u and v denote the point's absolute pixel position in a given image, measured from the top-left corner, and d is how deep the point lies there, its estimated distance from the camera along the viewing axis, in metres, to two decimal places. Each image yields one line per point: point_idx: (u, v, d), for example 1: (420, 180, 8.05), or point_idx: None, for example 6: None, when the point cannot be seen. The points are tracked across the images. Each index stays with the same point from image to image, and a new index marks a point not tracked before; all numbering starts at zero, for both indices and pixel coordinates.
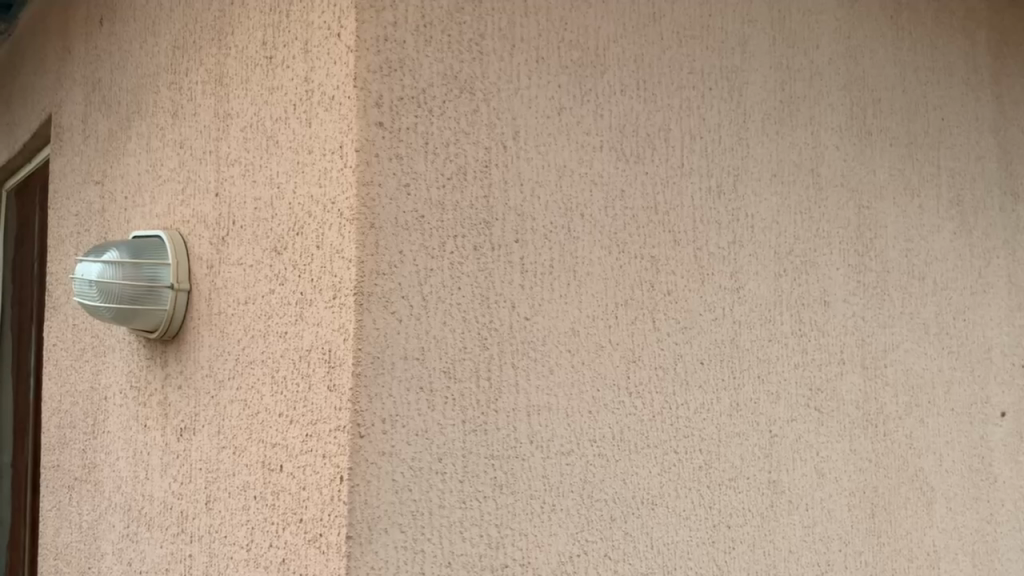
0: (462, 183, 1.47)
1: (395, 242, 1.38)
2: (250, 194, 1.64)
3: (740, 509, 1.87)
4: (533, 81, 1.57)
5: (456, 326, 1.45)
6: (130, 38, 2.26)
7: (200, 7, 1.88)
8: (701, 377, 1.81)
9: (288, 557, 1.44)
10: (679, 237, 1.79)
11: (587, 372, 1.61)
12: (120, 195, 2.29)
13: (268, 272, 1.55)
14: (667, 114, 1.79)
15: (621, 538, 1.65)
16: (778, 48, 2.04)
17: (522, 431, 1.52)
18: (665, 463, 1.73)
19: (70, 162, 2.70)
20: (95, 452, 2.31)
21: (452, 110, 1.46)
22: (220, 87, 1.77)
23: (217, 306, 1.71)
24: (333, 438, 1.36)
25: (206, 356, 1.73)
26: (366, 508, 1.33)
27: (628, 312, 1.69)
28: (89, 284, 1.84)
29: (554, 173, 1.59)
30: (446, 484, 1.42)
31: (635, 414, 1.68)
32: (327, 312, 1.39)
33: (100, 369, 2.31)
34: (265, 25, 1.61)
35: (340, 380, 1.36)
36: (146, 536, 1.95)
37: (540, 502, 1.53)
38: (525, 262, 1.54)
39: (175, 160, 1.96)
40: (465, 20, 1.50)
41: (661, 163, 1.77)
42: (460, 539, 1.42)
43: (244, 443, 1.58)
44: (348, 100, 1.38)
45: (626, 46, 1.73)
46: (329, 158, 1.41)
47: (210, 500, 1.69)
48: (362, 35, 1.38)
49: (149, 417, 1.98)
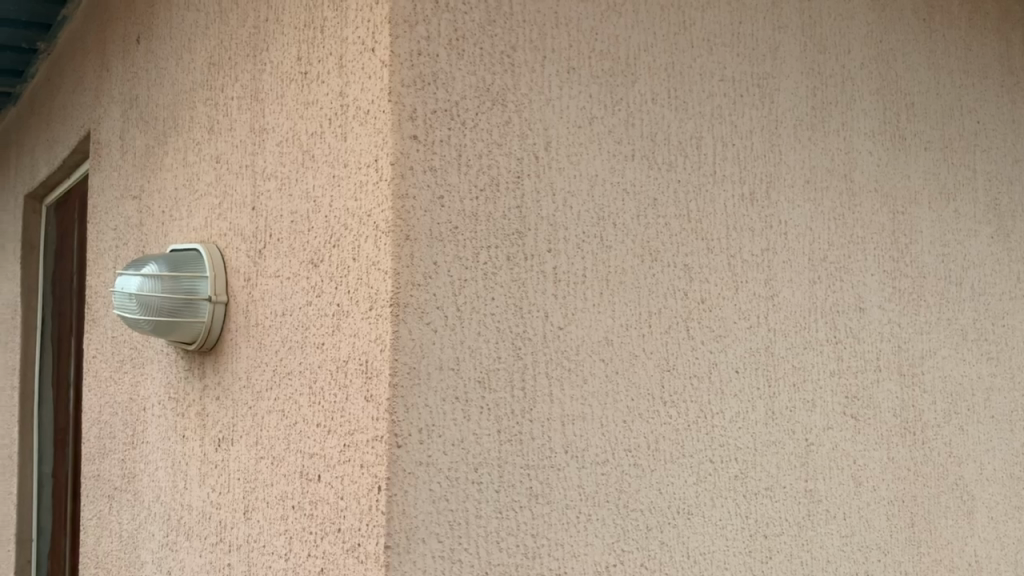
0: (495, 194, 1.48)
1: (430, 254, 1.39)
2: (286, 208, 1.66)
3: (778, 519, 1.86)
4: (564, 92, 1.58)
5: (490, 336, 1.45)
6: (166, 55, 2.31)
7: (235, 24, 1.91)
8: (736, 386, 1.80)
9: (327, 566, 1.45)
10: (712, 244, 1.79)
11: (621, 381, 1.61)
12: (157, 209, 2.33)
13: (305, 284, 1.57)
14: (699, 122, 1.79)
15: (657, 547, 1.65)
16: (810, 54, 2.03)
17: (557, 441, 1.52)
18: (700, 472, 1.72)
19: (108, 177, 2.76)
20: (134, 462, 2.34)
21: (485, 122, 1.47)
22: (256, 102, 1.80)
23: (254, 318, 1.74)
24: (371, 448, 1.37)
25: (244, 367, 1.76)
26: (403, 518, 1.34)
27: (662, 320, 1.69)
28: (128, 297, 1.87)
29: (586, 183, 1.59)
30: (483, 494, 1.42)
31: (670, 423, 1.68)
32: (364, 323, 1.40)
33: (139, 380, 2.35)
34: (300, 40, 1.64)
35: (377, 390, 1.37)
36: (186, 545, 1.98)
37: (576, 512, 1.53)
38: (558, 272, 1.54)
39: (211, 175, 2.00)
40: (497, 32, 1.51)
41: (693, 171, 1.77)
42: (497, 549, 1.43)
43: (282, 453, 1.60)
44: (383, 114, 1.39)
45: (657, 54, 1.73)
46: (364, 172, 1.43)
47: (249, 510, 1.71)
48: (396, 50, 1.39)
49: (187, 427, 2.01)
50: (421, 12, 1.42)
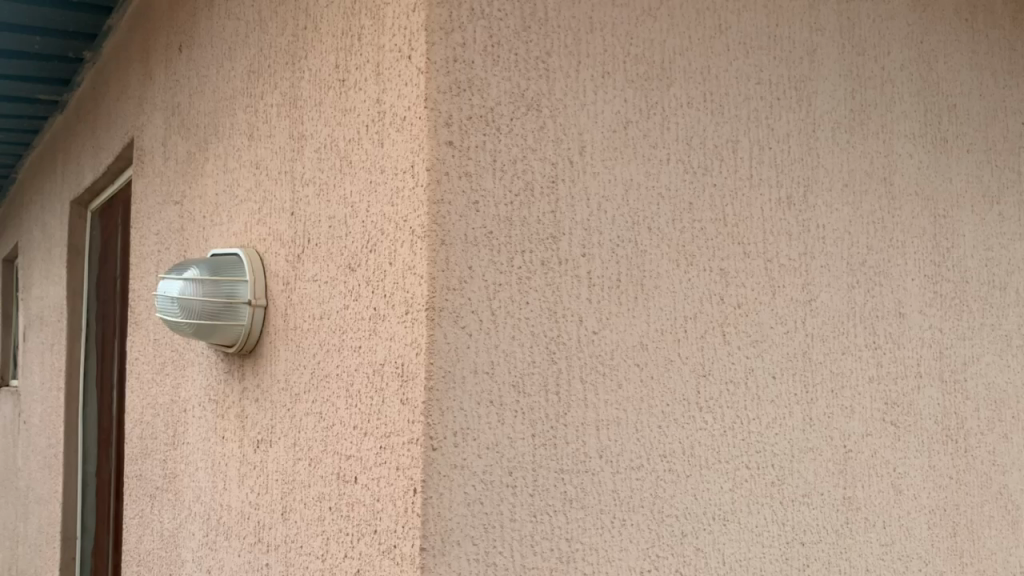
0: (530, 199, 1.48)
1: (465, 258, 1.40)
2: (325, 213, 1.68)
3: (815, 526, 1.84)
4: (599, 97, 1.58)
5: (525, 341, 1.46)
6: (207, 63, 2.35)
7: (274, 32, 1.94)
8: (773, 392, 1.79)
9: (363, 567, 1.47)
10: (749, 248, 1.77)
11: (656, 386, 1.61)
12: (199, 214, 2.37)
13: (342, 288, 1.60)
14: (735, 126, 1.78)
15: (693, 553, 1.64)
16: (848, 56, 2.00)
17: (592, 446, 1.52)
18: (737, 479, 1.71)
19: (151, 183, 2.82)
20: (175, 462, 2.39)
21: (520, 127, 1.48)
22: (295, 109, 1.83)
23: (293, 321, 1.76)
24: (406, 450, 1.38)
25: (283, 370, 1.79)
26: (439, 520, 1.35)
27: (697, 325, 1.68)
28: (170, 300, 1.92)
29: (621, 187, 1.59)
30: (517, 498, 1.43)
31: (706, 429, 1.67)
32: (400, 327, 1.42)
33: (181, 382, 2.39)
34: (338, 48, 1.66)
35: (413, 394, 1.38)
36: (225, 545, 2.01)
37: (611, 516, 1.53)
38: (593, 276, 1.55)
39: (251, 181, 2.03)
40: (533, 38, 1.51)
41: (729, 175, 1.76)
42: (531, 553, 1.43)
43: (320, 455, 1.62)
44: (419, 120, 1.41)
45: (692, 58, 1.72)
46: (401, 177, 1.45)
47: (287, 510, 1.73)
48: (432, 57, 1.40)
49: (227, 429, 2.05)
50: (457, 19, 1.43)
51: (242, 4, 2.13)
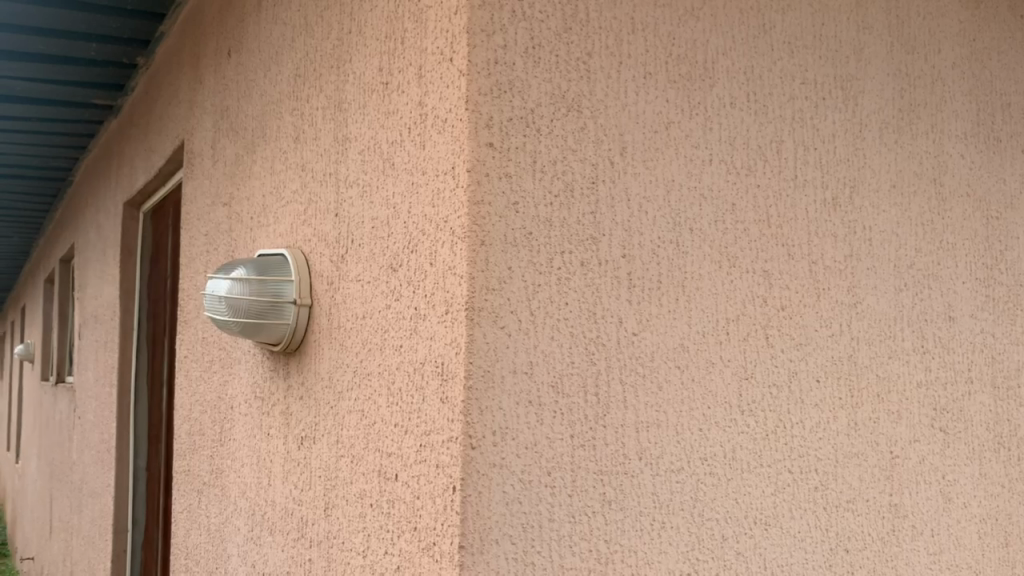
0: (570, 200, 1.49)
1: (504, 259, 1.41)
2: (368, 214, 1.71)
3: (860, 533, 1.81)
4: (641, 97, 1.58)
5: (563, 341, 1.46)
6: (255, 67, 2.40)
7: (320, 37, 1.98)
8: (817, 396, 1.77)
9: (403, 564, 1.48)
10: (792, 250, 1.76)
11: (697, 388, 1.60)
12: (246, 215, 2.42)
13: (385, 288, 1.61)
14: (780, 126, 1.76)
15: (734, 558, 1.62)
16: (896, 54, 1.97)
17: (631, 448, 1.52)
18: (779, 484, 1.69)
19: (200, 185, 2.88)
20: (222, 458, 2.44)
21: (560, 128, 1.49)
22: (339, 112, 1.86)
23: (336, 320, 1.79)
24: (446, 448, 1.39)
25: (327, 368, 1.81)
26: (478, 519, 1.35)
27: (740, 327, 1.67)
28: (218, 299, 1.97)
29: (662, 188, 1.59)
30: (556, 498, 1.43)
31: (748, 432, 1.66)
32: (440, 327, 1.43)
33: (228, 379, 2.44)
34: (382, 51, 1.68)
35: (452, 393, 1.39)
36: (269, 540, 2.04)
37: (650, 518, 1.52)
38: (633, 277, 1.54)
39: (297, 183, 2.07)
40: (574, 39, 1.51)
41: (774, 176, 1.74)
42: (570, 553, 1.43)
43: (361, 452, 1.65)
44: (460, 122, 1.41)
45: (736, 58, 1.71)
46: (442, 179, 1.46)
47: (329, 507, 1.76)
48: (474, 59, 1.41)
49: (272, 425, 2.08)
50: (498, 21, 1.43)
51: (289, 9, 2.17)
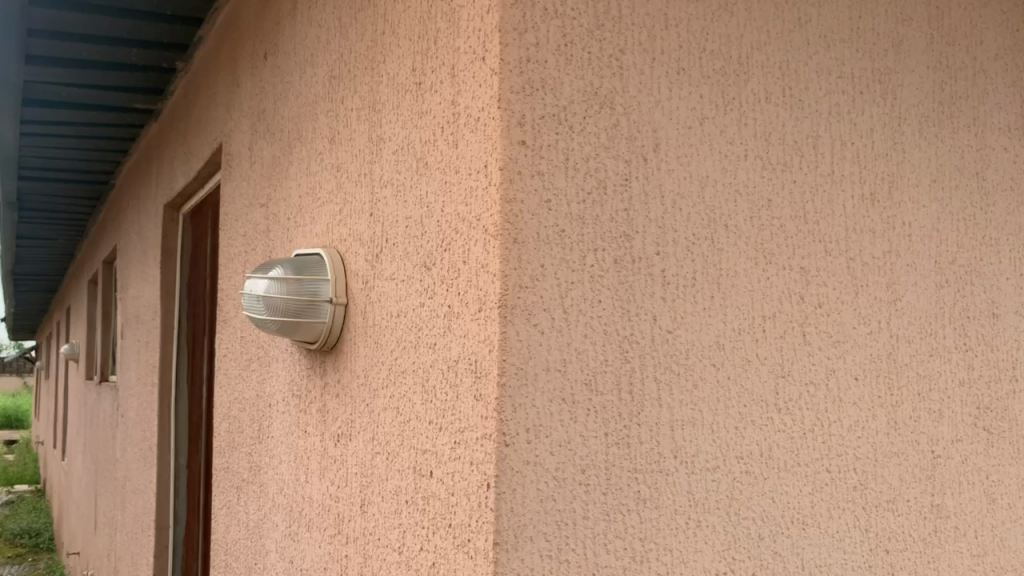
0: (603, 197, 1.48)
1: (537, 257, 1.41)
2: (402, 213, 1.72)
3: (901, 533, 1.79)
4: (673, 93, 1.57)
5: (597, 339, 1.46)
6: (291, 70, 2.43)
7: (355, 38, 1.99)
8: (856, 394, 1.75)
9: (438, 560, 1.49)
10: (829, 246, 1.74)
11: (733, 387, 1.59)
12: (283, 216, 2.45)
13: (419, 286, 1.63)
14: (816, 121, 1.74)
15: (771, 558, 1.61)
16: (936, 46, 1.93)
17: (666, 446, 1.51)
18: (816, 483, 1.68)
19: (238, 186, 2.92)
20: (260, 455, 2.48)
21: (593, 126, 1.48)
22: (374, 113, 1.88)
23: (372, 319, 1.81)
24: (480, 446, 1.39)
25: (362, 366, 1.83)
26: (512, 516, 1.36)
27: (777, 325, 1.65)
28: (256, 298, 2.00)
29: (697, 184, 1.58)
30: (590, 496, 1.43)
31: (785, 431, 1.64)
32: (474, 324, 1.43)
33: (266, 377, 2.48)
34: (415, 52, 1.70)
35: (486, 390, 1.39)
36: (307, 536, 2.07)
37: (685, 517, 1.52)
38: (667, 274, 1.53)
39: (332, 183, 2.09)
40: (607, 36, 1.51)
41: (810, 171, 1.72)
42: (604, 551, 1.43)
43: (397, 449, 1.66)
44: (492, 120, 1.42)
45: (771, 53, 1.69)
46: (474, 177, 1.46)
47: (366, 504, 1.78)
48: (506, 57, 1.41)
49: (309, 423, 2.11)
50: (530, 19, 1.43)
51: (323, 12, 2.19)
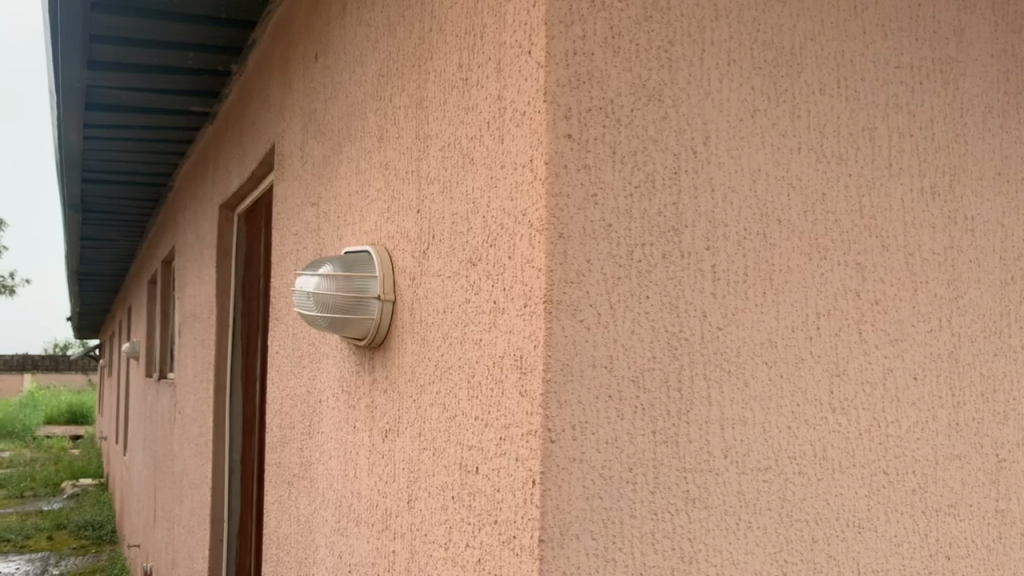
0: (651, 191, 1.46)
1: (584, 251, 1.39)
2: (449, 210, 1.72)
3: (963, 539, 1.73)
4: (724, 85, 1.53)
5: (645, 335, 1.43)
6: (341, 69, 2.45)
7: (402, 36, 2.00)
8: (915, 394, 1.69)
9: (484, 557, 1.49)
10: (887, 242, 1.69)
11: (786, 385, 1.55)
12: (333, 214, 2.48)
13: (464, 282, 1.63)
14: (873, 112, 1.68)
15: (825, 561, 1.57)
16: (1001, 35, 1.86)
17: (716, 445, 1.48)
18: (873, 485, 1.63)
19: (290, 186, 2.96)
20: (311, 450, 2.51)
21: (641, 118, 1.46)
22: (421, 110, 1.88)
23: (419, 315, 1.81)
24: (525, 442, 1.38)
25: (409, 362, 1.84)
26: (558, 513, 1.34)
27: (832, 322, 1.61)
28: (307, 295, 2.03)
29: (748, 178, 1.54)
30: (638, 494, 1.40)
31: (840, 431, 1.60)
32: (519, 320, 1.42)
33: (317, 373, 2.51)
34: (461, 48, 1.70)
35: (531, 386, 1.38)
36: (355, 531, 2.09)
37: (735, 518, 1.48)
38: (717, 270, 1.50)
39: (381, 181, 2.10)
40: (655, 27, 1.48)
41: (867, 164, 1.67)
42: (652, 551, 1.40)
43: (443, 445, 1.66)
44: (538, 114, 1.41)
45: (826, 43, 1.64)
46: (520, 172, 1.46)
47: (413, 499, 1.78)
48: (552, 50, 1.40)
49: (358, 419, 2.12)
50: (577, 12, 1.41)
51: (372, 11, 2.21)
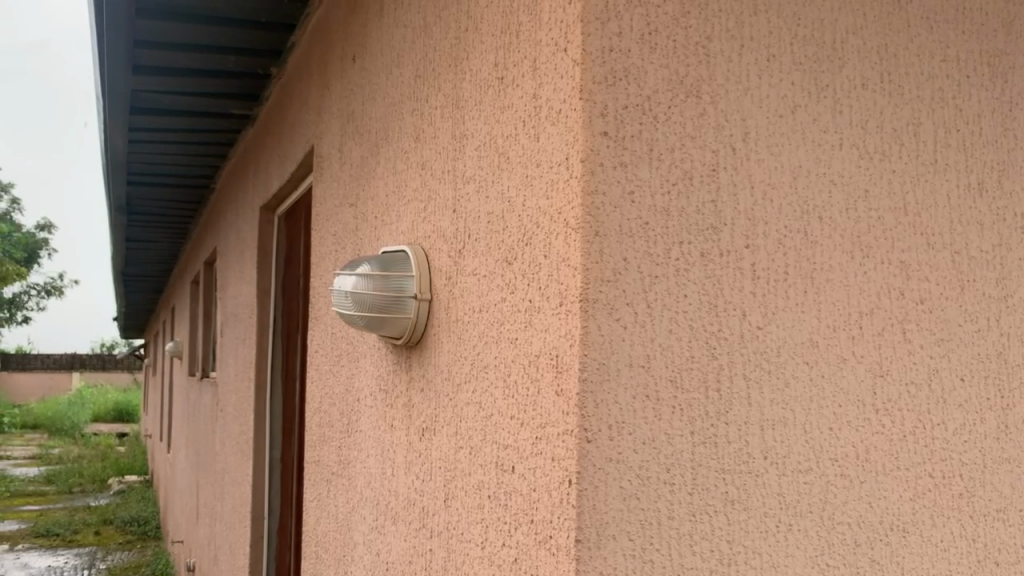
0: (689, 188, 1.44)
1: (620, 250, 1.38)
2: (484, 209, 1.72)
3: (1012, 544, 1.69)
4: (764, 80, 1.51)
5: (683, 335, 1.42)
6: (378, 70, 2.47)
7: (439, 36, 2.01)
8: (961, 396, 1.65)
9: (520, 557, 1.48)
10: (932, 239, 1.65)
11: (828, 386, 1.52)
12: (371, 215, 2.50)
13: (500, 281, 1.62)
14: (917, 107, 1.65)
15: (869, 565, 1.54)
16: None
17: (756, 446, 1.45)
18: (918, 488, 1.60)
19: (328, 187, 2.99)
20: (349, 449, 2.53)
21: (678, 115, 1.45)
22: (457, 110, 1.88)
23: (455, 314, 1.81)
24: (561, 441, 1.38)
25: (446, 361, 1.84)
26: (594, 513, 1.33)
27: (875, 322, 1.58)
28: (345, 294, 2.05)
29: (789, 175, 1.52)
30: (676, 495, 1.39)
31: (883, 433, 1.57)
32: (555, 319, 1.42)
33: (355, 372, 2.52)
34: (497, 47, 1.69)
35: (567, 385, 1.38)
36: (393, 529, 2.10)
37: (776, 520, 1.46)
38: (757, 269, 1.48)
39: (418, 181, 2.11)
40: (692, 23, 1.46)
41: (911, 160, 1.64)
42: (690, 552, 1.39)
43: (479, 444, 1.66)
44: (574, 112, 1.40)
45: (868, 37, 1.61)
46: (556, 170, 1.45)
47: (449, 498, 1.78)
48: (588, 48, 1.39)
49: (395, 418, 2.13)
50: (613, 8, 1.40)
51: (409, 12, 2.22)
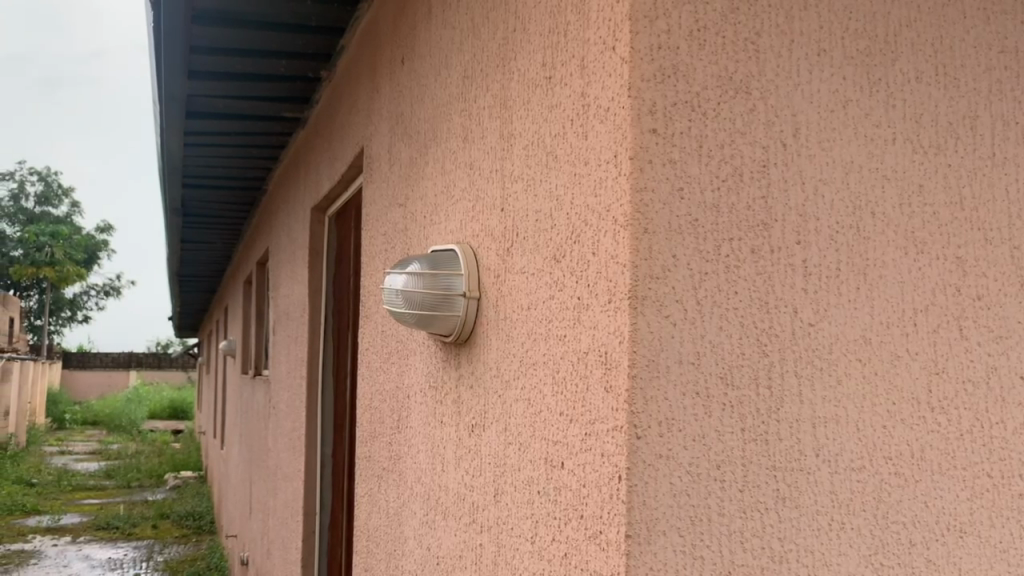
0: (739, 185, 1.44)
1: (669, 247, 1.38)
2: (533, 207, 1.74)
3: None
4: (814, 75, 1.50)
5: (733, 331, 1.41)
6: (427, 72, 2.50)
7: (486, 37, 2.03)
8: (1021, 394, 1.62)
9: (570, 552, 1.50)
10: (990, 235, 1.62)
11: (881, 382, 1.50)
12: (420, 214, 2.53)
13: (548, 279, 1.64)
14: (974, 100, 1.62)
15: (925, 566, 1.51)
16: None
17: (807, 444, 1.45)
18: (976, 488, 1.57)
19: (378, 188, 3.04)
20: (400, 444, 2.56)
21: (728, 112, 1.44)
22: (505, 110, 1.90)
23: (503, 312, 1.83)
24: (611, 438, 1.39)
25: (494, 358, 1.86)
26: (644, 509, 1.33)
27: (930, 318, 1.55)
28: (395, 292, 2.08)
29: (840, 170, 1.51)
30: (726, 492, 1.38)
31: (939, 431, 1.55)
32: (604, 316, 1.43)
33: (405, 369, 2.56)
34: (545, 46, 1.71)
35: (617, 381, 1.38)
36: (443, 524, 2.13)
37: (828, 518, 1.44)
38: (808, 265, 1.47)
39: (466, 180, 2.13)
40: (741, 20, 1.46)
41: (968, 154, 1.61)
42: (741, 549, 1.38)
43: (529, 440, 1.68)
44: (622, 110, 1.41)
45: (922, 29, 1.59)
46: (604, 168, 1.46)
47: (499, 493, 1.81)
48: (636, 46, 1.39)
49: (445, 414, 2.16)
50: (661, 6, 1.41)
51: (457, 14, 2.25)
